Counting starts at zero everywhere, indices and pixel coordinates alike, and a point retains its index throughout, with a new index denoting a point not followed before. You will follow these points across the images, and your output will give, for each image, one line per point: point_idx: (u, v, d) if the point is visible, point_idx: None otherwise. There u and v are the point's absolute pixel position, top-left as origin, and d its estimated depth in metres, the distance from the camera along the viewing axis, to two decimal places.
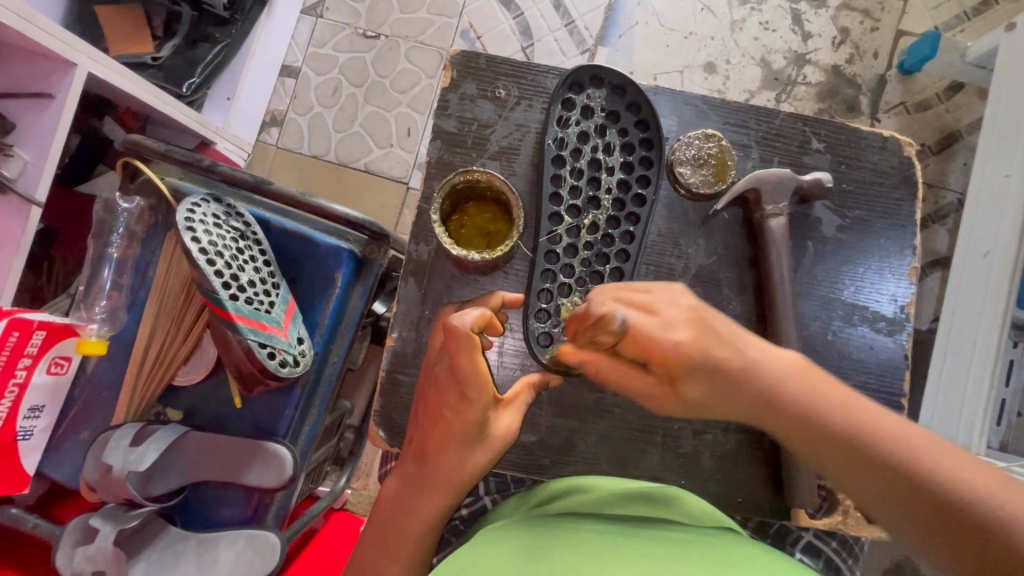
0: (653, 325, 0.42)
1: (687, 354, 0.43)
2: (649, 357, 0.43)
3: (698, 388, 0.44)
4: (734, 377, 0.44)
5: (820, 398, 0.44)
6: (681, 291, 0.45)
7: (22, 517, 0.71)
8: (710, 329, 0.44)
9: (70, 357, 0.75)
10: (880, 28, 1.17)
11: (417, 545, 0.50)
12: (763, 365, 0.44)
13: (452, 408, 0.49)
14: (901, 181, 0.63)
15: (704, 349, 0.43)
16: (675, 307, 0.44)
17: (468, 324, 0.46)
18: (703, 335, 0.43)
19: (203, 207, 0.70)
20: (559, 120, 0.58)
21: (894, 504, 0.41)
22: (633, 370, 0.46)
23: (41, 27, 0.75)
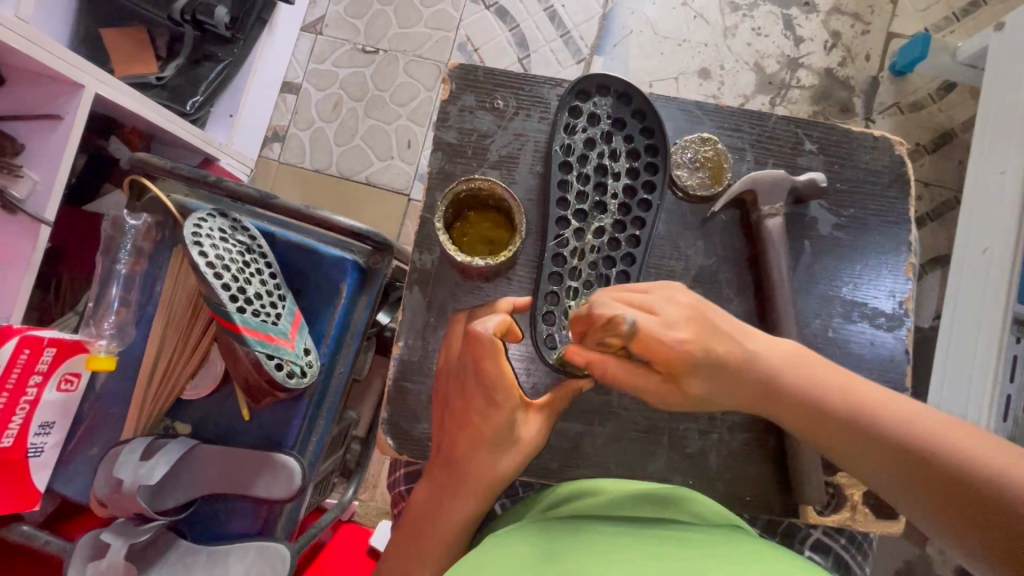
0: (656, 324, 0.44)
1: (690, 353, 0.45)
2: (653, 356, 0.45)
3: (703, 382, 0.46)
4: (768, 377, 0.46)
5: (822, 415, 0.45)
6: (676, 289, 0.47)
7: (33, 534, 0.71)
8: (709, 323, 0.46)
9: (80, 374, 0.76)
10: (871, 31, 1.18)
11: (448, 550, 0.50)
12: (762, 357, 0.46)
13: (479, 412, 0.51)
14: (893, 179, 0.64)
15: (704, 347, 0.45)
16: (674, 306, 0.46)
17: (490, 330, 0.49)
18: (704, 329, 0.45)
19: (209, 222, 0.71)
20: (567, 126, 0.60)
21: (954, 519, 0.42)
22: (639, 371, 0.47)
23: (49, 49, 0.77)
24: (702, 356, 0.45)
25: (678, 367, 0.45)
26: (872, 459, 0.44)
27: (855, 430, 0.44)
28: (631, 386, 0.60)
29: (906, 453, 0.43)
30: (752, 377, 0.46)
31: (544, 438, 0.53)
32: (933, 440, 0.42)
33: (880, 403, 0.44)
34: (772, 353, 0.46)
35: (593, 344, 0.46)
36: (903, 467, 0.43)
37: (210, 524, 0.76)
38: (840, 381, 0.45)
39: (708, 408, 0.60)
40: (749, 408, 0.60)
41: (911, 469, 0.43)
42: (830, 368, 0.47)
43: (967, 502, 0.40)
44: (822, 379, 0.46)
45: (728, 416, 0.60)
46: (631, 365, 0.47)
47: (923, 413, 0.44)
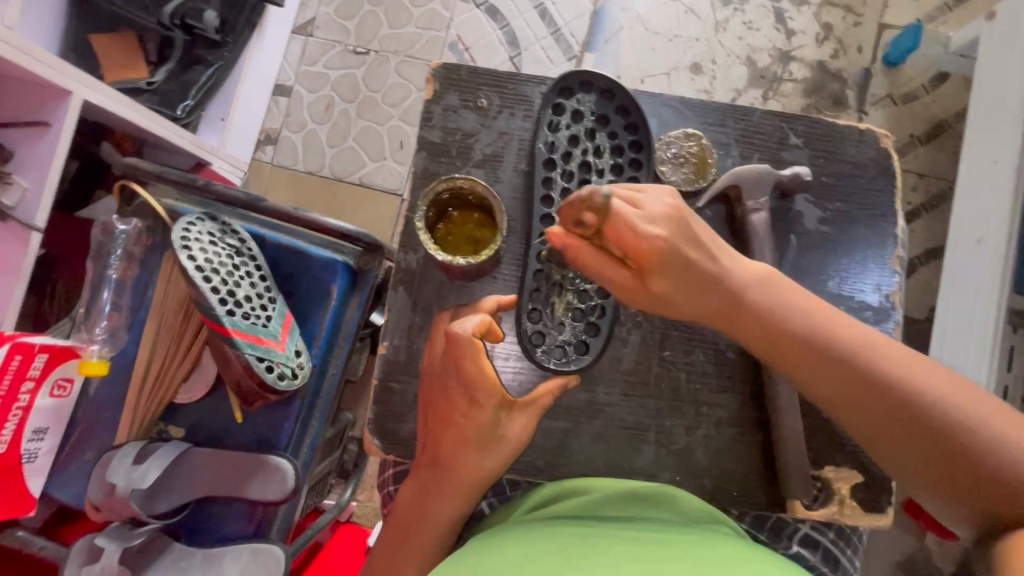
0: (634, 215, 0.45)
1: (666, 249, 0.46)
2: (626, 249, 0.46)
3: (672, 283, 0.47)
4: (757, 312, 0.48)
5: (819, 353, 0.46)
6: (664, 193, 0.48)
7: (28, 539, 0.72)
8: (688, 230, 0.46)
9: (73, 379, 0.77)
10: (863, 23, 1.18)
11: (435, 548, 0.51)
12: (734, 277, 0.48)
13: (461, 411, 0.51)
14: (880, 172, 0.64)
15: (677, 246, 0.46)
16: (659, 203, 0.46)
17: (467, 330, 0.50)
18: (681, 232, 0.46)
19: (198, 226, 0.71)
20: (550, 123, 0.59)
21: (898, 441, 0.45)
22: (608, 261, 0.48)
23: (36, 57, 0.77)
24: (675, 254, 0.46)
25: (650, 262, 0.46)
26: (827, 380, 0.47)
27: (814, 346, 0.47)
28: (616, 383, 0.60)
29: (857, 372, 0.45)
30: (715, 292, 0.48)
31: (528, 438, 0.52)
32: (884, 369, 0.45)
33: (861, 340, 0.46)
34: (743, 271, 0.48)
35: (570, 221, 0.46)
36: (858, 385, 0.45)
37: (204, 527, 0.76)
38: (809, 304, 0.48)
39: (695, 405, 0.60)
40: (736, 403, 0.60)
41: (860, 387, 0.45)
42: (805, 292, 0.49)
43: (940, 447, 0.43)
44: (788, 303, 0.48)
45: (714, 412, 0.60)
46: (606, 259, 0.48)
47: (886, 344, 0.46)
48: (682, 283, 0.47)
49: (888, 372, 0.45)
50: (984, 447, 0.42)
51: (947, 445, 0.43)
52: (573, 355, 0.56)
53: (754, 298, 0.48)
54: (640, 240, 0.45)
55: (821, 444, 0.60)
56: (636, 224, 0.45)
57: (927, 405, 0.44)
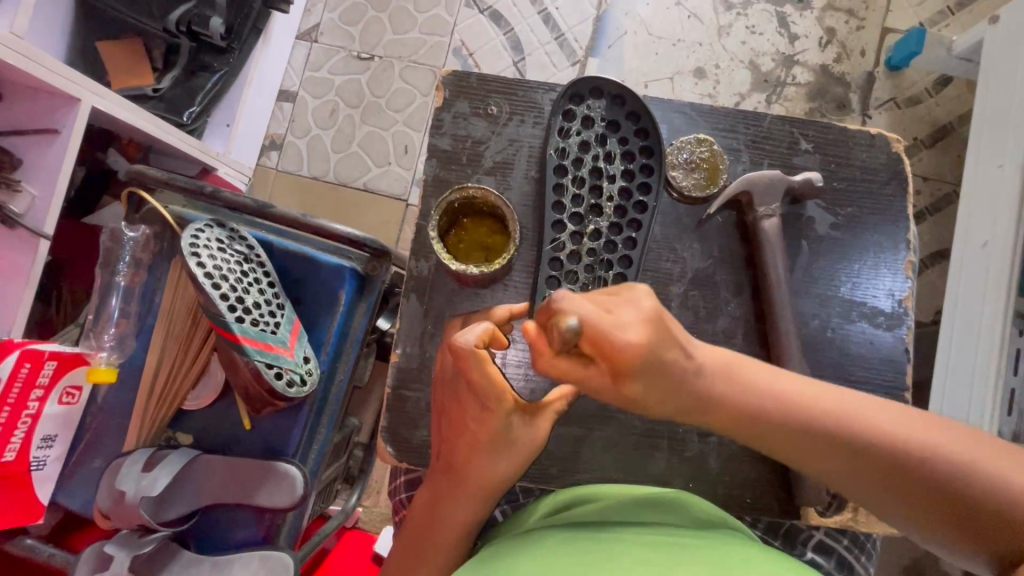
0: (608, 323, 0.36)
1: (645, 355, 0.37)
2: (602, 357, 0.37)
3: (644, 386, 0.40)
4: (743, 411, 0.44)
5: (803, 441, 0.44)
6: (642, 289, 0.39)
7: (37, 547, 0.72)
8: (664, 330, 0.38)
9: (81, 387, 0.76)
10: (866, 27, 1.18)
11: (450, 552, 0.51)
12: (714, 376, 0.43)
13: (474, 417, 0.50)
14: (890, 177, 0.64)
15: (658, 349, 0.38)
16: (631, 307, 0.37)
17: (472, 342, 0.46)
18: (657, 335, 0.38)
19: (207, 232, 0.70)
20: (561, 129, 0.59)
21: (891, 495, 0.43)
22: (583, 366, 0.39)
23: (45, 65, 0.77)
24: (653, 354, 0.38)
25: (623, 367, 0.38)
26: (820, 463, 0.45)
27: (796, 434, 0.44)
28: None
29: (840, 446, 0.43)
30: (691, 389, 0.42)
31: (543, 443, 0.52)
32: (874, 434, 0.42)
33: (844, 419, 0.43)
34: (710, 357, 0.43)
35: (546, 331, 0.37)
36: (848, 462, 0.44)
37: (213, 533, 0.76)
38: (781, 387, 0.44)
39: None
40: None
41: (843, 460, 0.44)
42: (773, 371, 0.45)
43: (951, 506, 0.41)
44: (757, 385, 0.44)
45: None
46: (578, 366, 0.39)
47: (863, 404, 0.43)
48: (664, 381, 0.41)
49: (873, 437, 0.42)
50: (995, 501, 0.40)
51: (945, 498, 0.41)
52: None
53: (729, 392, 0.43)
54: (616, 359, 0.37)
55: None
56: (613, 343, 0.36)
57: (926, 465, 0.41)
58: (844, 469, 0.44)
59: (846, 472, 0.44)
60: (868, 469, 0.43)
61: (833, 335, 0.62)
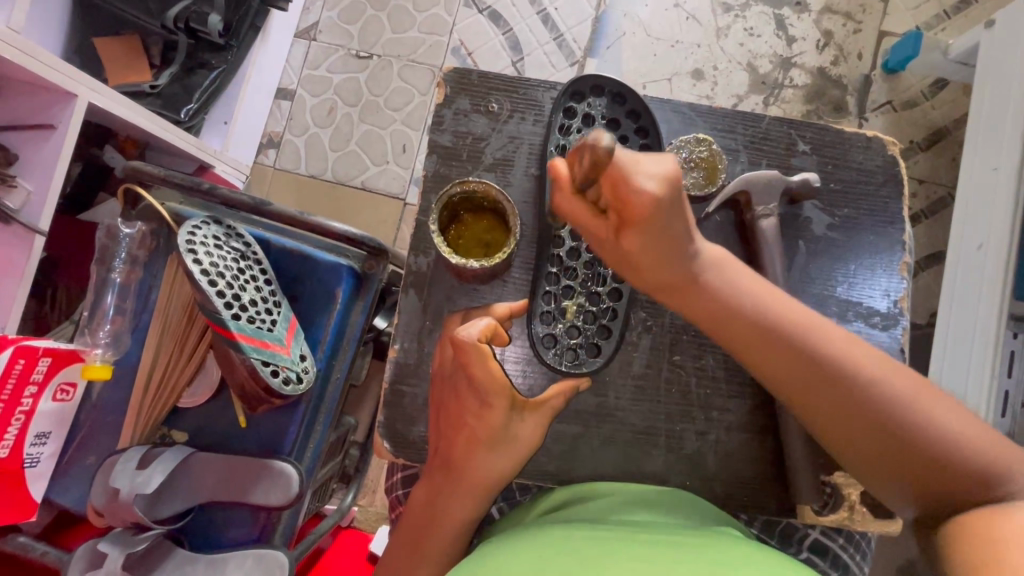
0: (632, 176, 0.40)
1: (653, 216, 0.41)
2: (618, 206, 0.41)
3: (642, 245, 0.44)
4: (721, 305, 0.48)
5: (780, 353, 0.47)
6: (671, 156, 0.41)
7: (29, 545, 0.71)
8: (679, 201, 0.41)
9: (75, 383, 0.76)
10: (863, 30, 1.19)
11: (447, 551, 0.51)
12: (705, 274, 0.47)
13: (472, 413, 0.51)
14: (887, 179, 0.64)
15: (664, 217, 0.41)
16: (656, 176, 0.40)
17: (473, 336, 0.49)
18: (670, 206, 0.41)
19: (203, 229, 0.70)
20: (561, 126, 0.60)
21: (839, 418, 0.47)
22: (591, 214, 0.45)
23: (42, 60, 0.77)
24: (661, 218, 0.41)
25: (632, 219, 0.42)
26: (794, 380, 0.48)
27: (775, 344, 0.47)
28: (627, 388, 0.60)
29: (817, 364, 0.46)
30: (680, 266, 0.46)
31: (538, 442, 0.52)
32: (848, 359, 0.46)
33: (824, 344, 0.47)
34: (706, 255, 0.47)
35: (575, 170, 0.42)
36: (819, 381, 0.47)
37: (208, 531, 0.76)
38: (769, 302, 0.48)
39: (705, 409, 0.60)
40: (746, 408, 0.60)
41: (815, 382, 0.47)
42: (764, 285, 0.49)
43: (900, 449, 0.46)
44: (743, 288, 0.48)
45: (725, 416, 0.60)
46: (585, 212, 0.45)
47: (843, 337, 0.47)
48: (660, 255, 0.45)
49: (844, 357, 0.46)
50: (944, 445, 0.44)
51: (895, 432, 0.45)
52: (584, 357, 0.58)
53: (715, 288, 0.48)
54: (630, 209, 0.41)
55: None
56: (631, 190, 0.39)
57: (890, 401, 0.45)
58: (809, 389, 0.48)
59: (815, 394, 0.47)
60: (832, 394, 0.47)
61: None
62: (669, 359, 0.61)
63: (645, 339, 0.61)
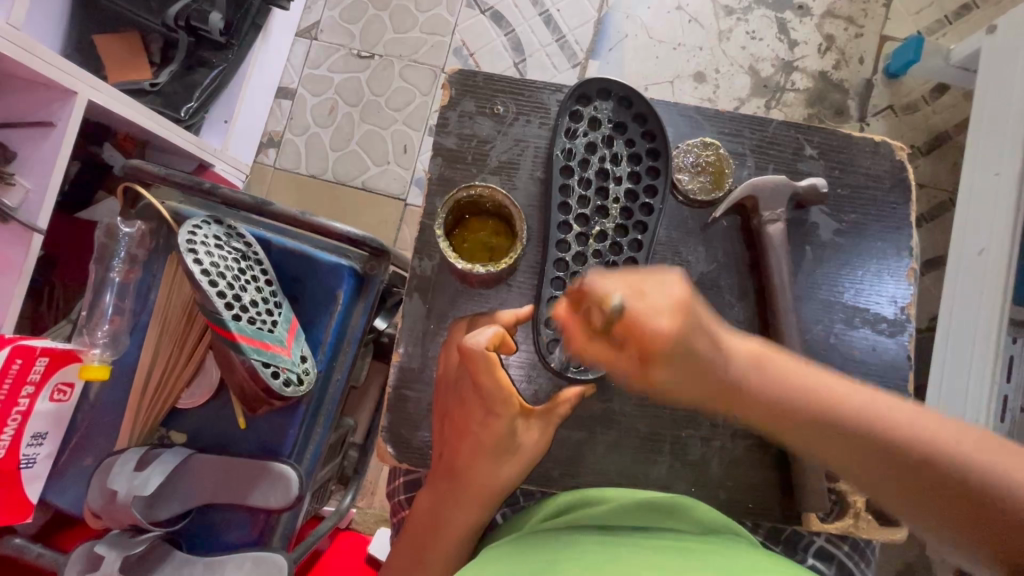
0: (642, 308, 0.35)
1: (674, 340, 0.36)
2: (633, 341, 0.36)
3: (672, 374, 0.38)
4: (780, 418, 0.38)
5: (852, 454, 0.38)
6: (674, 273, 0.37)
7: (26, 546, 0.71)
8: (696, 319, 0.37)
9: (73, 384, 0.75)
10: (864, 34, 1.19)
11: (450, 556, 0.50)
12: (750, 371, 0.38)
13: (478, 420, 0.51)
14: (894, 184, 0.64)
15: (688, 338, 0.36)
16: (662, 293, 0.36)
17: (482, 343, 0.48)
18: (690, 325, 0.36)
19: (204, 229, 0.70)
20: (568, 130, 0.59)
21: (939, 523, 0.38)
22: (608, 347, 0.38)
23: (41, 56, 0.76)
24: (682, 342, 0.36)
25: (651, 349, 0.36)
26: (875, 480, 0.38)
27: (846, 442, 0.38)
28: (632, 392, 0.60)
29: (900, 465, 0.37)
30: (724, 380, 0.38)
31: (543, 447, 0.52)
32: (932, 450, 0.36)
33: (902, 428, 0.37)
34: (749, 357, 0.39)
35: (578, 312, 0.38)
36: (909, 490, 0.37)
37: (206, 534, 0.75)
38: (829, 388, 0.38)
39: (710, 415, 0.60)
40: None
41: (909, 485, 0.37)
42: (806, 366, 0.39)
43: None
44: (804, 385, 0.38)
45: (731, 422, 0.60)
46: (605, 349, 0.38)
47: (927, 422, 0.37)
48: (692, 370, 0.38)
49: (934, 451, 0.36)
50: None
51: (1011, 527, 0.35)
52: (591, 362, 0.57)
53: (769, 396, 0.38)
54: (643, 337, 0.36)
55: None
56: (645, 320, 0.35)
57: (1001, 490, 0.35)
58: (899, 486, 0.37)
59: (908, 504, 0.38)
60: (933, 490, 0.36)
61: (836, 340, 0.62)
62: None
63: None
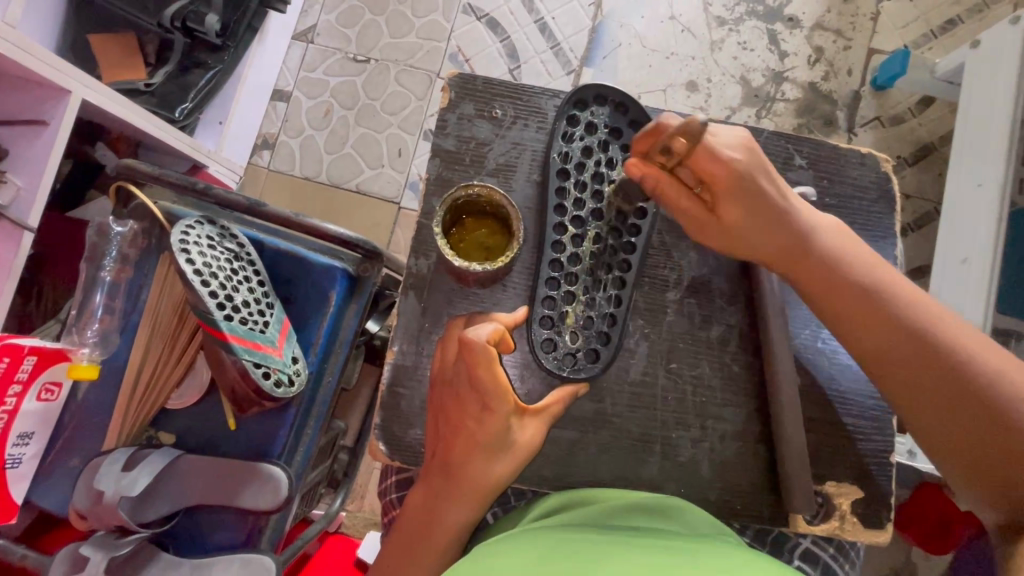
0: (718, 146, 0.52)
1: (740, 175, 0.52)
2: (709, 177, 0.53)
3: (738, 208, 0.53)
4: (825, 271, 0.53)
5: (870, 299, 0.52)
6: (740, 132, 0.54)
7: (7, 548, 0.70)
8: (761, 167, 0.53)
9: (61, 383, 0.75)
10: (852, 47, 1.22)
11: (441, 556, 0.50)
12: (808, 221, 0.54)
13: (474, 418, 0.51)
14: (879, 196, 0.66)
15: (751, 177, 0.52)
16: (734, 147, 0.53)
17: (482, 337, 0.49)
18: (754, 163, 0.53)
19: (197, 229, 0.70)
20: (564, 134, 0.60)
21: (907, 370, 0.51)
22: (681, 193, 0.54)
23: (36, 56, 0.76)
24: (746, 180, 0.52)
25: (722, 189, 0.53)
26: (875, 334, 0.52)
27: (869, 300, 0.52)
28: (623, 395, 0.61)
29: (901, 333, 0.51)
30: (783, 229, 0.54)
31: (537, 445, 0.53)
32: (916, 309, 0.52)
33: (910, 296, 0.52)
34: (813, 218, 0.55)
35: (655, 152, 0.51)
36: (906, 346, 0.51)
37: (194, 536, 0.74)
38: (864, 265, 0.53)
39: (700, 417, 0.61)
40: (740, 416, 0.61)
41: (902, 345, 0.51)
42: (850, 242, 0.55)
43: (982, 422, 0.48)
44: (841, 251, 0.54)
45: (719, 424, 0.61)
46: (678, 188, 0.54)
47: (923, 301, 0.52)
48: (750, 209, 0.53)
49: (908, 309, 0.51)
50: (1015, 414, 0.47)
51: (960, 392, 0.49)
52: (583, 362, 0.57)
53: (825, 238, 0.54)
54: (714, 172, 0.52)
55: (821, 461, 0.61)
56: (717, 151, 0.52)
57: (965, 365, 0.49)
58: (895, 345, 0.51)
59: (897, 361, 0.51)
60: (917, 362, 0.50)
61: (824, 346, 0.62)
62: (665, 367, 0.61)
63: (641, 347, 0.61)
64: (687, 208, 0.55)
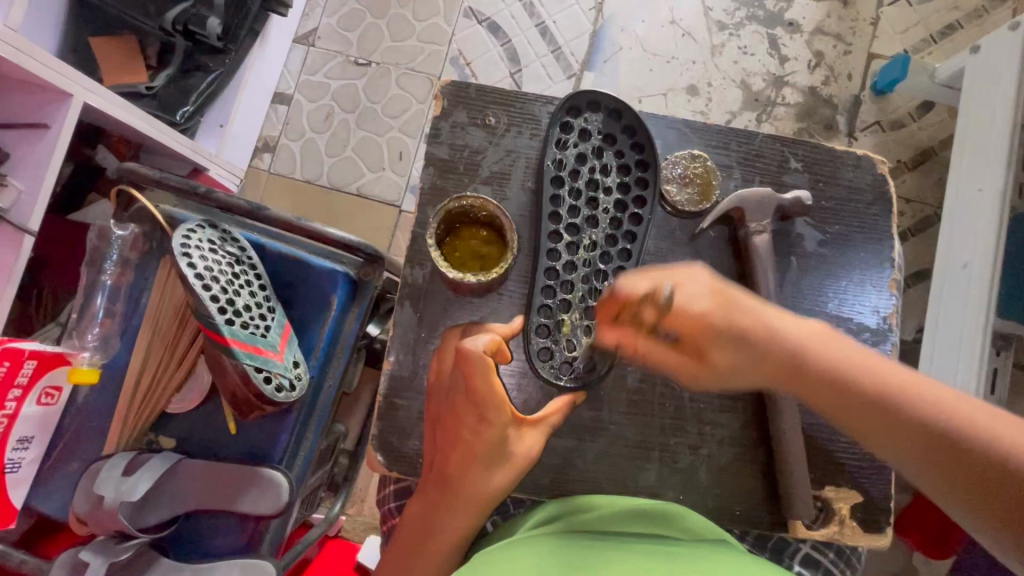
0: (681, 297, 0.46)
1: (711, 326, 0.46)
2: (681, 328, 0.47)
3: (723, 354, 0.47)
4: (823, 388, 0.46)
5: (875, 407, 0.45)
6: (700, 268, 0.48)
7: (6, 553, 0.69)
8: (731, 299, 0.47)
9: (61, 388, 0.75)
10: (853, 52, 1.22)
11: (441, 564, 0.50)
12: (787, 332, 0.47)
13: (470, 428, 0.51)
14: (876, 198, 0.66)
15: (724, 316, 0.46)
16: (696, 282, 0.47)
17: (479, 347, 0.49)
18: (725, 310, 0.46)
19: (199, 233, 0.70)
20: (558, 141, 0.60)
21: (929, 471, 0.44)
22: (659, 345, 0.49)
23: (39, 60, 0.76)
24: (719, 325, 0.46)
25: (701, 336, 0.47)
26: (896, 445, 0.45)
27: (874, 410, 0.45)
28: (621, 401, 0.61)
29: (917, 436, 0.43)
30: (767, 355, 0.47)
31: (536, 452, 0.53)
32: (923, 399, 0.44)
33: (912, 387, 0.45)
34: (798, 326, 0.47)
35: (621, 321, 0.48)
36: (927, 450, 0.43)
37: (193, 541, 0.74)
38: (861, 363, 0.46)
39: (698, 423, 0.61)
40: (738, 422, 0.61)
41: (922, 447, 0.43)
42: (840, 343, 0.47)
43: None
44: (837, 356, 0.46)
45: (718, 430, 0.61)
46: (660, 348, 0.49)
47: (932, 386, 0.44)
48: (733, 347, 0.47)
49: (913, 402, 0.44)
50: None
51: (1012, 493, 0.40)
52: (580, 372, 0.57)
53: (814, 355, 0.46)
54: (686, 322, 0.46)
55: (820, 466, 0.61)
56: (681, 297, 0.46)
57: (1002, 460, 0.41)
58: (917, 447, 0.44)
59: (927, 465, 0.43)
60: (947, 460, 0.43)
61: None
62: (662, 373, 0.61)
63: None
64: (667, 357, 0.49)
